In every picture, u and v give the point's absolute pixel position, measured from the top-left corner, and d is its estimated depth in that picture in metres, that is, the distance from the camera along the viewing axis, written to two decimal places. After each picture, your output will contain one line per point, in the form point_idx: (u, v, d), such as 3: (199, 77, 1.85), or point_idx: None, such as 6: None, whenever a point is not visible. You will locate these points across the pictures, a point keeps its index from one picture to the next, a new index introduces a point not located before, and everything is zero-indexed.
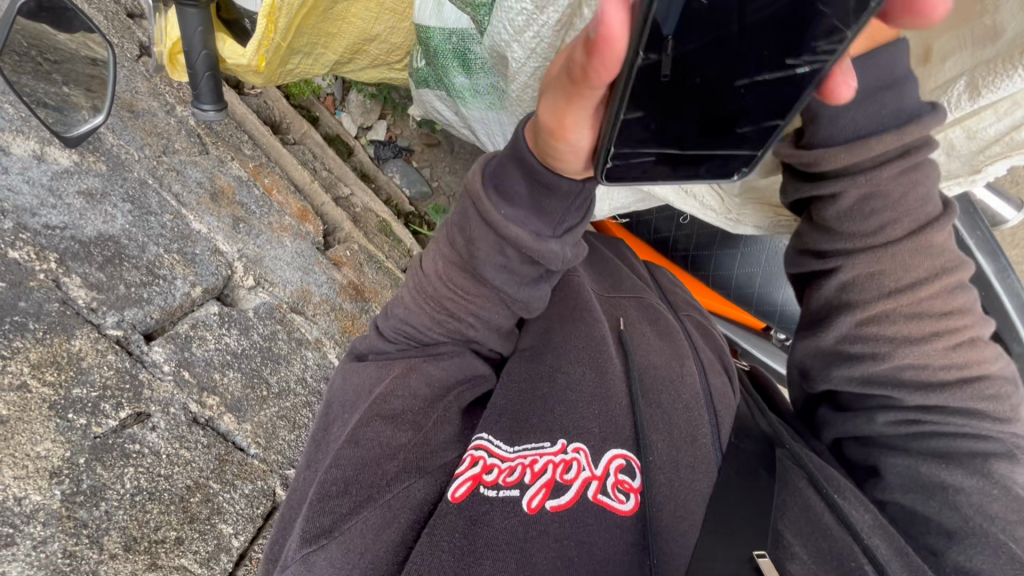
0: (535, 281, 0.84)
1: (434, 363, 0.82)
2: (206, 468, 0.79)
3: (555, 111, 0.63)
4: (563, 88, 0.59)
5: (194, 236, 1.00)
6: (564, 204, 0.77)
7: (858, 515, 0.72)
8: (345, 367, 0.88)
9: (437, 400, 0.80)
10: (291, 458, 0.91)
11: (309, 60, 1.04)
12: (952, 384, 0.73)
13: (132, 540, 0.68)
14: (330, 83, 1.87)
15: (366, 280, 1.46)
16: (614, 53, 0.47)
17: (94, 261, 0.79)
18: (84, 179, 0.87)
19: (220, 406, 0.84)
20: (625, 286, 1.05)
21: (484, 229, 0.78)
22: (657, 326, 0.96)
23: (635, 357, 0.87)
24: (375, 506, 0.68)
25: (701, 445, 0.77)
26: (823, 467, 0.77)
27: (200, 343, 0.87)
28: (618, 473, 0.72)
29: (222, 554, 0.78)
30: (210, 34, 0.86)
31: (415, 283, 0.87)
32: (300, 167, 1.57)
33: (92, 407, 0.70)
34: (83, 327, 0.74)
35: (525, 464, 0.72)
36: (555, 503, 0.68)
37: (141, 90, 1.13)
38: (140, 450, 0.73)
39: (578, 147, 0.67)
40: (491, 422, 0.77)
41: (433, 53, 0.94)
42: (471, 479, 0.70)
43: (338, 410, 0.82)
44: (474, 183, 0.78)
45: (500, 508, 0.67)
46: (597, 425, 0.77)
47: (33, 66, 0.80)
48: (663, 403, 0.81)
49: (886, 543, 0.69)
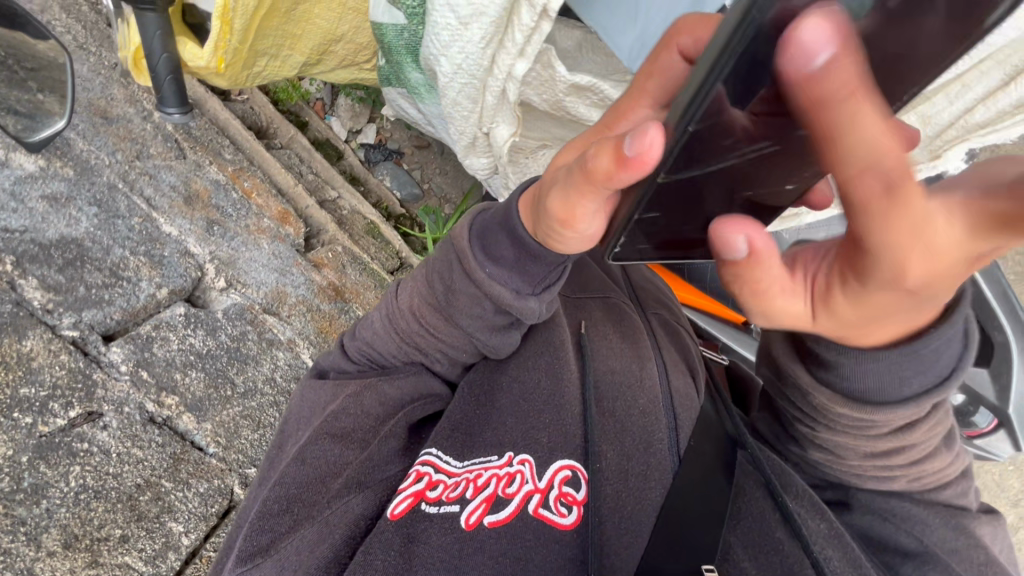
0: (507, 327, 0.84)
1: (390, 383, 0.83)
2: (159, 467, 0.80)
3: (565, 203, 0.62)
4: (576, 184, 0.59)
5: (163, 238, 1.01)
6: (548, 268, 0.77)
7: (814, 525, 0.71)
8: (303, 385, 0.88)
9: (388, 418, 0.82)
10: (252, 458, 0.91)
11: (276, 61, 1.04)
12: (881, 460, 0.74)
13: (72, 537, 0.69)
14: (318, 88, 1.86)
15: (348, 282, 1.42)
16: (644, 168, 0.49)
17: (54, 263, 0.81)
18: (49, 184, 0.88)
19: (179, 405, 0.85)
20: (590, 282, 1.04)
21: (462, 279, 0.79)
22: (621, 326, 0.94)
23: (595, 362, 0.87)
24: (314, 523, 0.70)
25: (654, 452, 0.77)
26: (781, 474, 0.78)
27: (162, 344, 0.88)
28: (563, 485, 0.73)
29: (170, 552, 0.78)
30: (171, 39, 0.87)
31: (385, 310, 0.88)
32: (284, 172, 1.54)
33: (40, 406, 0.71)
34: (37, 328, 0.76)
35: (469, 479, 0.74)
36: (493, 519, 0.70)
37: (116, 97, 1.14)
38: (88, 448, 0.74)
39: (581, 233, 0.67)
40: (443, 438, 0.79)
41: (388, 49, 1.00)
42: (413, 495, 0.72)
43: (290, 428, 0.84)
44: (461, 240, 0.80)
45: (439, 525, 0.69)
46: (547, 435, 0.78)
47: (10, 74, 0.84)
48: (618, 412, 0.81)
49: (839, 555, 0.69)
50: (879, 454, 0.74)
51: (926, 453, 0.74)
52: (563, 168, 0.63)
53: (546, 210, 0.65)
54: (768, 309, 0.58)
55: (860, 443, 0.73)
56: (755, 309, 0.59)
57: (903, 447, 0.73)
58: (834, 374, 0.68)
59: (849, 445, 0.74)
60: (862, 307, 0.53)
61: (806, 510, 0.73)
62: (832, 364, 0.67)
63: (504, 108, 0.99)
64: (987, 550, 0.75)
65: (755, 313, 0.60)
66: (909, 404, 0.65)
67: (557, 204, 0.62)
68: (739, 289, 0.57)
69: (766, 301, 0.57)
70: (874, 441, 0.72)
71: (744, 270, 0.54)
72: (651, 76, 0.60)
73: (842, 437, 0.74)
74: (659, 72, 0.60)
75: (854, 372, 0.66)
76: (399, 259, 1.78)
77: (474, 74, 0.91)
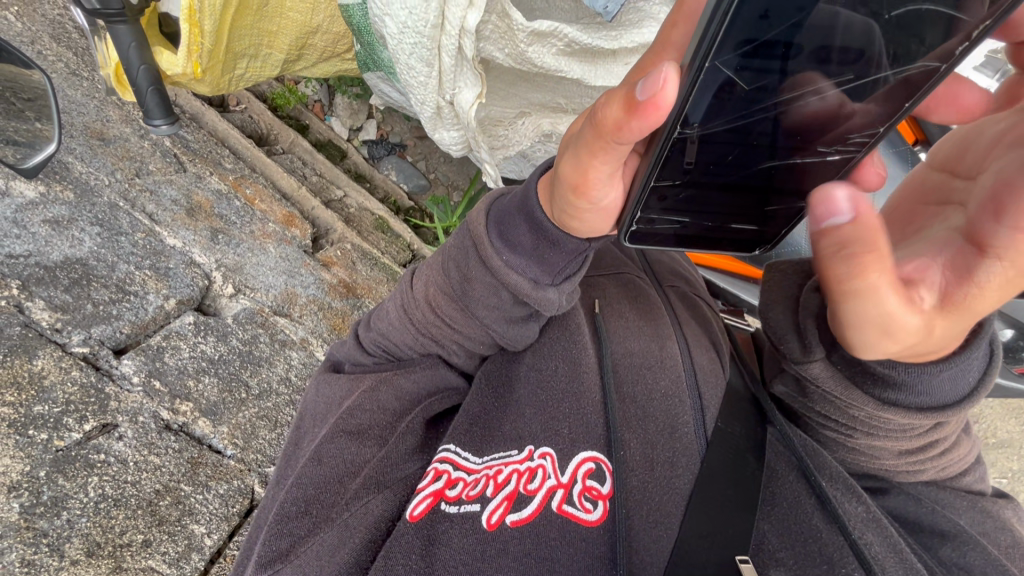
0: (524, 319, 0.82)
1: (406, 376, 0.84)
2: (177, 472, 0.82)
3: (578, 166, 0.63)
4: (588, 142, 0.59)
5: (168, 251, 1.03)
6: (567, 257, 0.75)
7: (853, 508, 0.67)
8: (319, 378, 0.89)
9: (406, 413, 0.82)
10: (271, 456, 0.95)
11: (257, 62, 1.04)
12: (911, 461, 0.71)
13: (95, 545, 0.70)
14: (315, 89, 1.82)
15: (359, 278, 1.40)
16: (655, 113, 0.51)
17: (60, 284, 0.83)
18: (50, 209, 0.90)
19: (194, 411, 0.88)
20: (606, 262, 1.02)
21: (481, 269, 0.77)
22: (637, 303, 0.92)
23: (611, 345, 0.85)
24: (333, 527, 0.70)
25: (680, 437, 0.73)
26: (813, 452, 0.72)
27: (173, 353, 0.91)
28: (587, 479, 0.70)
29: (194, 553, 0.79)
30: (146, 49, 0.87)
31: (400, 301, 0.86)
32: (287, 176, 1.52)
33: (54, 421, 0.73)
34: (46, 347, 0.78)
35: (489, 476, 0.72)
36: (515, 517, 0.67)
37: (112, 118, 1.15)
38: (105, 458, 0.76)
39: (595, 203, 0.67)
40: (460, 433, 0.78)
41: (358, 32, 0.99)
42: (432, 495, 0.72)
43: (306, 422, 0.84)
44: (478, 225, 0.78)
45: (459, 525, 0.68)
46: (567, 427, 0.75)
47: (7, 106, 0.86)
48: (638, 397, 0.78)
49: (880, 539, 0.63)
50: (914, 449, 0.70)
51: (952, 440, 0.71)
52: (574, 134, 0.64)
53: (558, 177, 0.66)
54: (888, 320, 0.53)
55: (899, 444, 0.69)
56: (862, 307, 0.53)
57: (936, 440, 0.69)
58: (906, 392, 0.61)
59: (886, 446, 0.70)
60: (981, 292, 0.50)
61: (841, 493, 0.69)
62: (904, 382, 0.61)
63: (463, 69, 0.89)
64: (1013, 533, 0.73)
65: (865, 323, 0.55)
66: (961, 404, 0.61)
67: (569, 165, 0.63)
68: (852, 279, 0.52)
69: (881, 295, 0.51)
70: (913, 440, 0.68)
71: (855, 243, 0.51)
72: (675, 24, 0.55)
73: (879, 440, 0.69)
74: (685, 19, 0.55)
75: (923, 384, 0.60)
76: (410, 252, 1.77)
77: (422, 31, 0.82)
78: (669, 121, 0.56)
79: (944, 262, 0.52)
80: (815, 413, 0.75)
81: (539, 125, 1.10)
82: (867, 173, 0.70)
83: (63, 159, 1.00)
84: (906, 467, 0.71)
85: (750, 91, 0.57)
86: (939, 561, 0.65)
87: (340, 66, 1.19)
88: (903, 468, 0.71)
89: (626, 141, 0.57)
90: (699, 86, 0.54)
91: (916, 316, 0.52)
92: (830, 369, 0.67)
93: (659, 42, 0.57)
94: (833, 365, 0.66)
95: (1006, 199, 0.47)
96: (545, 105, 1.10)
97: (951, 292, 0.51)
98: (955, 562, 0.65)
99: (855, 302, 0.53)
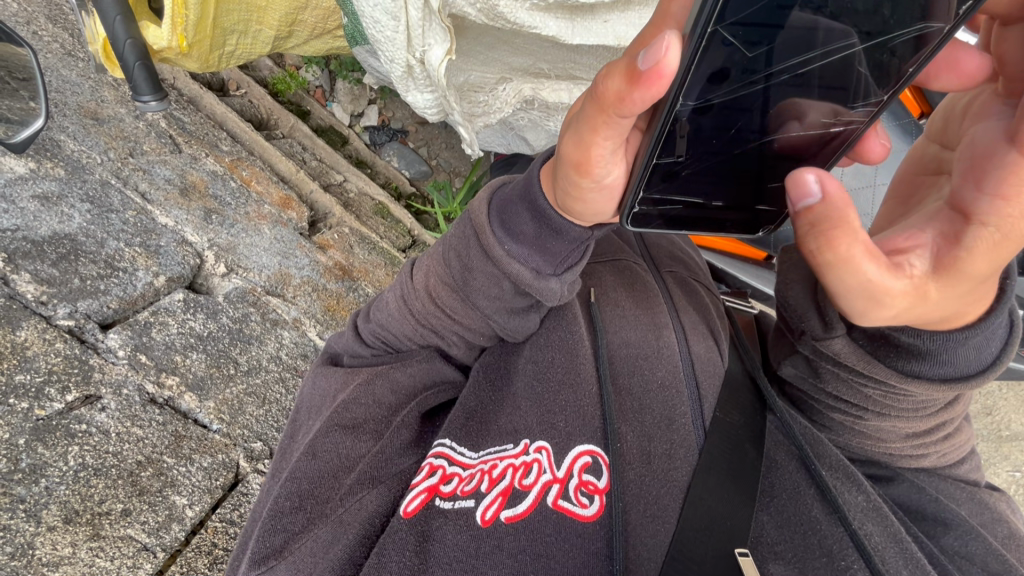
0: (525, 309, 0.77)
1: (402, 369, 0.77)
2: (160, 444, 0.83)
3: (579, 143, 0.56)
4: (589, 119, 0.53)
5: (159, 229, 1.03)
6: (572, 245, 0.69)
7: (852, 497, 0.63)
8: (314, 371, 0.84)
9: (402, 406, 0.76)
10: (256, 432, 0.97)
11: (247, 38, 1.04)
12: (923, 447, 0.69)
13: (73, 512, 0.71)
14: (316, 74, 1.76)
15: (356, 261, 1.37)
16: (659, 84, 0.45)
17: (48, 258, 0.85)
18: (39, 184, 0.91)
19: (181, 385, 0.90)
20: (601, 248, 0.93)
21: (484, 259, 0.72)
22: (636, 290, 0.84)
23: (609, 333, 0.78)
24: (327, 522, 0.65)
25: (678, 429, 0.68)
26: (814, 442, 0.68)
27: (161, 329, 0.93)
28: (583, 473, 0.64)
29: (175, 523, 0.80)
30: (132, 22, 0.85)
31: (399, 291, 0.79)
32: (286, 158, 1.47)
33: (35, 391, 0.75)
34: (30, 319, 0.79)
35: (484, 471, 0.67)
36: (510, 513, 0.62)
37: (107, 99, 1.12)
38: (86, 429, 0.77)
39: (600, 183, 0.60)
40: (456, 428, 0.72)
41: None
42: (426, 490, 0.66)
43: (301, 415, 0.80)
44: (480, 215, 0.72)
45: (453, 521, 0.62)
46: (564, 419, 0.69)
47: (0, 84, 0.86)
48: (636, 388, 0.72)
49: (880, 530, 0.60)
50: (921, 432, 0.68)
51: (955, 426, 0.70)
52: (577, 110, 0.58)
53: (559, 161, 0.60)
54: (871, 290, 0.51)
55: (909, 426, 0.67)
56: (840, 280, 0.51)
57: (941, 424, 0.68)
58: (930, 363, 0.58)
59: (894, 428, 0.67)
60: (968, 255, 0.49)
61: (841, 482, 0.65)
62: (931, 352, 0.58)
63: (430, 23, 0.78)
64: (1009, 525, 0.70)
65: (844, 294, 0.53)
66: (985, 374, 0.58)
67: (569, 144, 0.57)
68: (825, 252, 0.50)
69: (859, 265, 0.49)
70: (924, 421, 0.66)
71: (826, 221, 0.49)
72: None
73: (891, 421, 0.67)
74: None
75: (949, 355, 0.57)
76: (411, 237, 1.72)
77: None
78: (670, 95, 0.49)
79: (942, 230, 0.52)
80: (823, 396, 0.72)
81: (520, 92, 1.03)
82: (872, 145, 0.64)
83: (54, 136, 0.99)
84: (914, 452, 0.69)
85: (752, 60, 0.50)
86: (941, 550, 0.64)
87: (331, 43, 1.19)
88: (909, 453, 0.69)
89: (629, 114, 0.50)
90: (700, 59, 0.48)
91: (897, 278, 0.50)
92: (850, 346, 0.63)
93: (656, 15, 0.50)
94: (855, 343, 0.62)
95: (989, 167, 0.50)
96: (526, 70, 1.01)
97: (942, 254, 0.51)
98: (957, 551, 0.63)
99: (831, 274, 0.51)
